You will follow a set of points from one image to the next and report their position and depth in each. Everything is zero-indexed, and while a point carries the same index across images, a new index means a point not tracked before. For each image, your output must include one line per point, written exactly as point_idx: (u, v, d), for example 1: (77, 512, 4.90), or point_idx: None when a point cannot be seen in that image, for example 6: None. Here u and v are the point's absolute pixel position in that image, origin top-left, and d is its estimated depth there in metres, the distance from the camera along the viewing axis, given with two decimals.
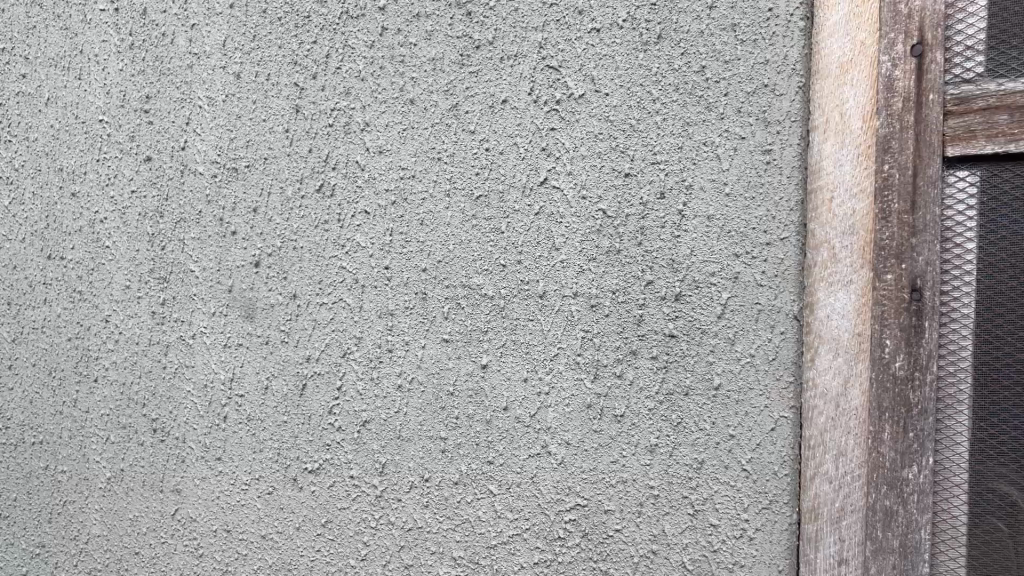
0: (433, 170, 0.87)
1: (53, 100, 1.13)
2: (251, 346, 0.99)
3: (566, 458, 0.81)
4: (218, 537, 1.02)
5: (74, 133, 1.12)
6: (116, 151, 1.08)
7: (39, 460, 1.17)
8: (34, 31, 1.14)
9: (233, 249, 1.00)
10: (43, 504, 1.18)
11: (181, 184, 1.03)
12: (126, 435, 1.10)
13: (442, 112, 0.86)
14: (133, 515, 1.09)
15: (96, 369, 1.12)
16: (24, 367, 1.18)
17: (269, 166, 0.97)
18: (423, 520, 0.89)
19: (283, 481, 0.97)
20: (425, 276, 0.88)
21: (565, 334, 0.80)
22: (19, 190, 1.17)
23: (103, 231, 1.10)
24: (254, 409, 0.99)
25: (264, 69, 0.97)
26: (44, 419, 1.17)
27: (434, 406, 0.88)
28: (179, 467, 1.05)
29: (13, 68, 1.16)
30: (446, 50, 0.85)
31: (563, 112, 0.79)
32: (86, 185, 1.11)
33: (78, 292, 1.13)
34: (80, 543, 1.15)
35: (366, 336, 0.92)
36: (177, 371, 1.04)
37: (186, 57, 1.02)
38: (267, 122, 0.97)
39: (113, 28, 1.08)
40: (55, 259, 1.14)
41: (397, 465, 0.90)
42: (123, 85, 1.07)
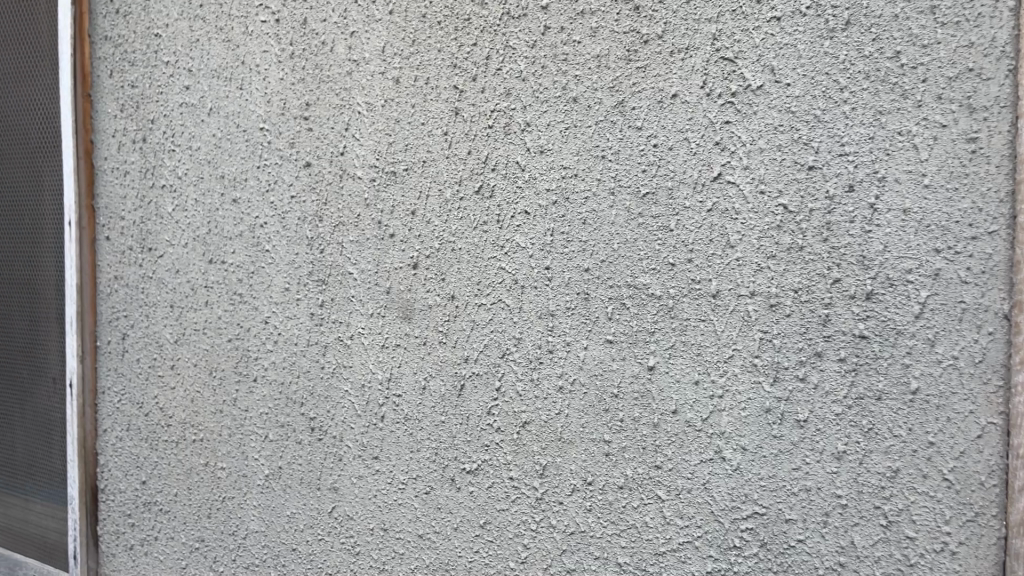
0: (596, 169, 0.84)
1: (216, 110, 1.18)
2: (409, 347, 1.00)
3: (742, 464, 0.77)
4: (375, 535, 1.03)
5: (236, 141, 1.16)
6: (276, 158, 1.12)
7: (200, 456, 1.22)
8: (198, 44, 1.19)
9: (392, 251, 1.01)
10: (204, 499, 1.21)
11: (341, 189, 1.06)
12: (284, 434, 1.12)
13: (606, 109, 0.84)
14: (291, 511, 1.12)
15: (255, 369, 1.15)
16: (186, 366, 1.24)
17: (428, 169, 0.98)
18: (586, 524, 0.86)
19: (441, 481, 0.97)
20: (588, 276, 0.85)
21: (741, 335, 0.77)
22: (182, 197, 1.23)
23: (263, 235, 1.14)
24: (412, 409, 1.00)
25: (423, 73, 0.97)
26: (204, 417, 1.21)
27: (597, 408, 0.85)
28: (336, 465, 1.07)
29: (178, 81, 1.22)
30: (612, 46, 0.83)
31: (740, 105, 0.76)
32: (247, 191, 1.15)
33: (238, 295, 1.17)
34: (238, 538, 1.17)
35: (525, 338, 0.90)
36: (336, 371, 1.07)
37: (345, 64, 1.04)
38: (426, 126, 0.98)
39: (274, 38, 1.11)
40: (216, 263, 1.19)
41: (558, 467, 0.88)
42: (283, 94, 1.11)
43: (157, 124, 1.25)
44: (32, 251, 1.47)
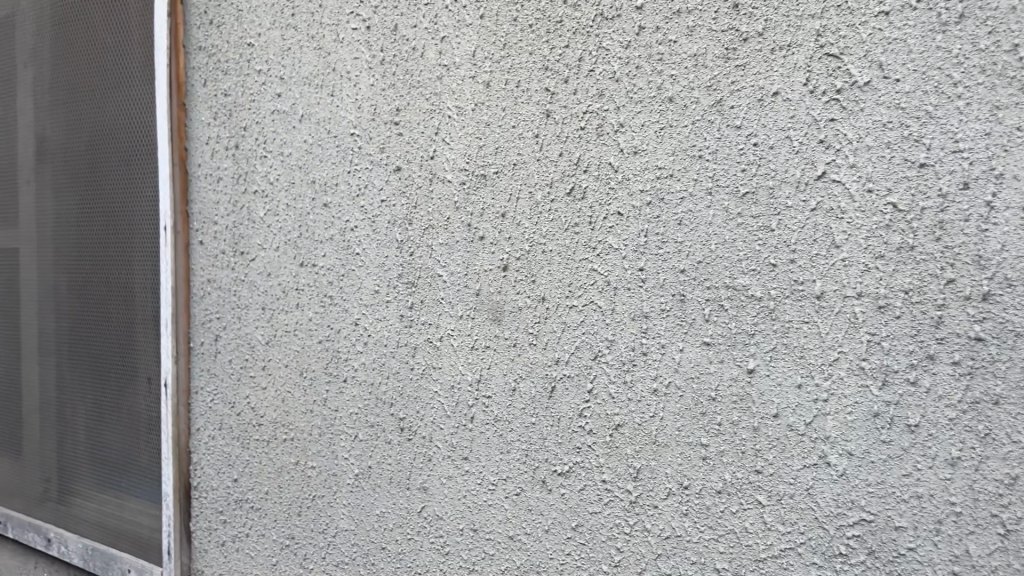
0: (693, 169, 0.83)
1: (307, 117, 1.21)
2: (499, 348, 1.00)
3: (848, 470, 0.75)
4: (465, 536, 1.03)
5: (327, 147, 1.18)
6: (366, 162, 1.13)
7: (291, 455, 1.24)
8: (290, 53, 1.22)
9: (481, 253, 1.01)
10: (294, 498, 1.24)
11: (431, 193, 1.07)
12: (374, 433, 1.14)
13: (704, 108, 0.83)
14: (380, 510, 1.13)
15: (345, 370, 1.18)
16: (277, 367, 1.27)
17: (518, 171, 0.97)
18: (682, 529, 0.85)
19: (531, 483, 0.97)
20: (684, 277, 0.84)
21: (847, 338, 0.75)
22: (273, 202, 1.26)
23: (353, 238, 1.16)
24: (502, 411, 0.99)
25: (514, 76, 0.97)
26: (295, 416, 1.24)
27: (694, 411, 0.84)
28: (426, 465, 1.08)
29: (269, 88, 1.25)
30: (709, 45, 0.82)
31: (846, 102, 0.75)
32: (338, 196, 1.18)
33: (329, 297, 1.19)
34: (328, 536, 1.19)
35: (618, 340, 0.89)
36: (425, 372, 1.08)
37: (435, 69, 1.05)
38: (516, 129, 0.97)
39: (365, 45, 1.13)
40: (307, 266, 1.22)
41: (652, 471, 0.87)
42: (374, 99, 1.12)
43: (249, 131, 1.29)
44: (127, 255, 1.53)
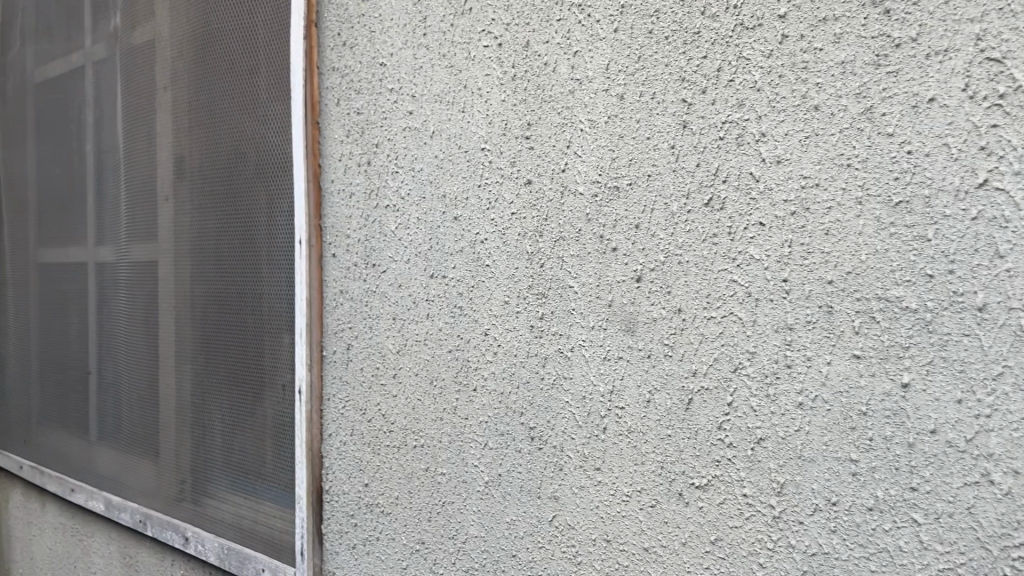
0: (841, 177, 0.82)
1: (439, 133, 1.23)
2: (632, 359, 0.99)
3: (1014, 489, 0.72)
4: (598, 546, 1.03)
5: (457, 162, 1.21)
6: (497, 176, 1.15)
7: (421, 461, 1.28)
8: (422, 71, 1.25)
9: (613, 265, 1.01)
10: (424, 504, 1.27)
11: (562, 205, 1.07)
12: (504, 442, 1.15)
13: (852, 116, 0.81)
14: (510, 518, 1.14)
15: (475, 379, 1.19)
16: (408, 375, 1.30)
17: (653, 182, 0.97)
18: (830, 545, 0.83)
19: (667, 495, 0.96)
20: (832, 289, 0.83)
21: (1012, 352, 0.72)
22: (404, 216, 1.30)
23: (483, 250, 1.18)
24: (635, 422, 0.99)
25: (649, 88, 0.97)
26: (426, 424, 1.27)
27: (842, 426, 0.82)
28: (557, 475, 1.08)
29: (401, 106, 1.29)
30: (859, 52, 0.81)
31: (1009, 107, 0.72)
32: (468, 209, 1.20)
33: (459, 307, 1.22)
34: (458, 542, 1.21)
35: (761, 351, 0.88)
36: (556, 382, 1.08)
37: (568, 83, 1.05)
38: (651, 140, 0.97)
39: (496, 61, 1.14)
40: (438, 278, 1.25)
41: (797, 486, 0.85)
42: (504, 114, 1.13)
43: (381, 148, 1.33)
44: (263, 268, 1.60)
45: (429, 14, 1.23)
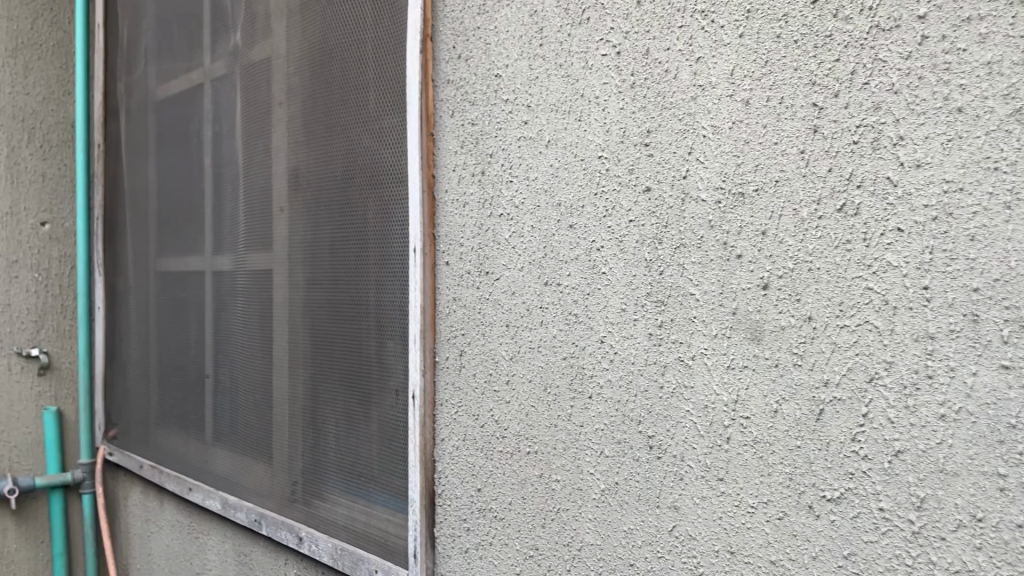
0: (988, 181, 0.79)
1: (554, 141, 1.24)
2: (758, 368, 0.97)
3: None
4: (720, 558, 1.02)
5: (573, 170, 1.21)
6: (615, 184, 1.14)
7: (535, 468, 1.28)
8: (537, 81, 1.26)
9: (738, 272, 0.99)
10: (538, 510, 1.27)
11: (683, 212, 1.06)
12: (620, 450, 1.14)
13: (1000, 117, 0.78)
14: (628, 527, 1.13)
15: (591, 387, 1.19)
16: (521, 383, 1.31)
17: (781, 188, 0.95)
18: (975, 564, 0.79)
19: (797, 507, 0.94)
20: (977, 297, 0.80)
21: None
22: (518, 225, 1.31)
23: (599, 258, 1.17)
24: (762, 432, 0.97)
25: (777, 93, 0.96)
26: (540, 430, 1.27)
27: (990, 439, 0.79)
28: (677, 484, 1.07)
29: (516, 116, 1.30)
30: (1007, 52, 0.78)
31: None
32: (583, 217, 1.19)
33: (573, 315, 1.21)
34: (573, 549, 1.21)
35: (898, 361, 0.85)
36: (675, 391, 1.07)
37: (690, 90, 1.05)
38: (779, 145, 0.95)
39: (614, 70, 1.14)
40: (552, 285, 1.25)
41: (939, 500, 0.82)
42: (622, 122, 1.13)
43: (495, 157, 1.35)
44: (376, 276, 1.65)
45: (545, 24, 1.24)
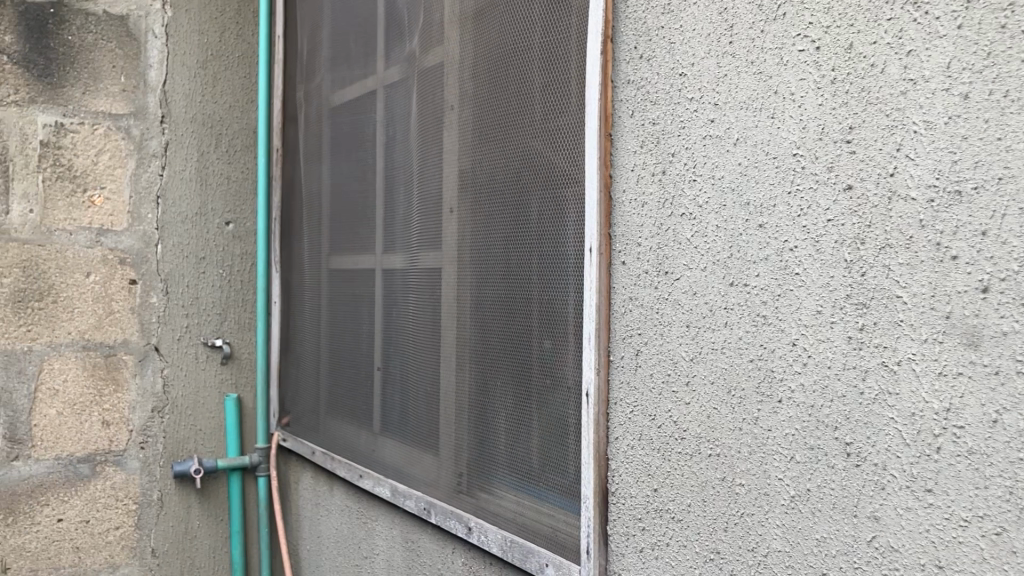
0: None
1: (743, 140, 1.21)
2: (975, 376, 0.93)
3: None
4: (927, 572, 0.97)
5: (765, 168, 1.18)
6: (811, 183, 1.11)
7: (716, 471, 1.26)
8: (726, 79, 1.24)
9: (954, 274, 0.95)
10: (720, 512, 1.26)
11: (889, 211, 1.02)
12: (814, 456, 1.11)
13: None
14: (820, 535, 1.10)
15: (780, 391, 1.16)
16: (701, 384, 1.29)
17: (1006, 186, 0.90)
18: None
19: (1017, 524, 0.89)
20: None
21: None
22: (701, 224, 1.29)
23: (792, 258, 1.14)
24: (978, 443, 0.92)
25: (1001, 85, 0.91)
26: (722, 433, 1.25)
27: None
28: (878, 494, 1.03)
29: (703, 115, 1.29)
30: None
31: None
32: (775, 217, 1.16)
33: (762, 317, 1.18)
34: (759, 555, 1.19)
35: None
36: (878, 397, 1.03)
37: (899, 84, 1.01)
38: (1004, 141, 0.91)
39: (813, 65, 1.11)
40: (738, 286, 1.22)
41: None
42: (821, 119, 1.10)
43: (677, 156, 1.33)
44: (535, 274, 1.72)
45: (736, 21, 1.23)
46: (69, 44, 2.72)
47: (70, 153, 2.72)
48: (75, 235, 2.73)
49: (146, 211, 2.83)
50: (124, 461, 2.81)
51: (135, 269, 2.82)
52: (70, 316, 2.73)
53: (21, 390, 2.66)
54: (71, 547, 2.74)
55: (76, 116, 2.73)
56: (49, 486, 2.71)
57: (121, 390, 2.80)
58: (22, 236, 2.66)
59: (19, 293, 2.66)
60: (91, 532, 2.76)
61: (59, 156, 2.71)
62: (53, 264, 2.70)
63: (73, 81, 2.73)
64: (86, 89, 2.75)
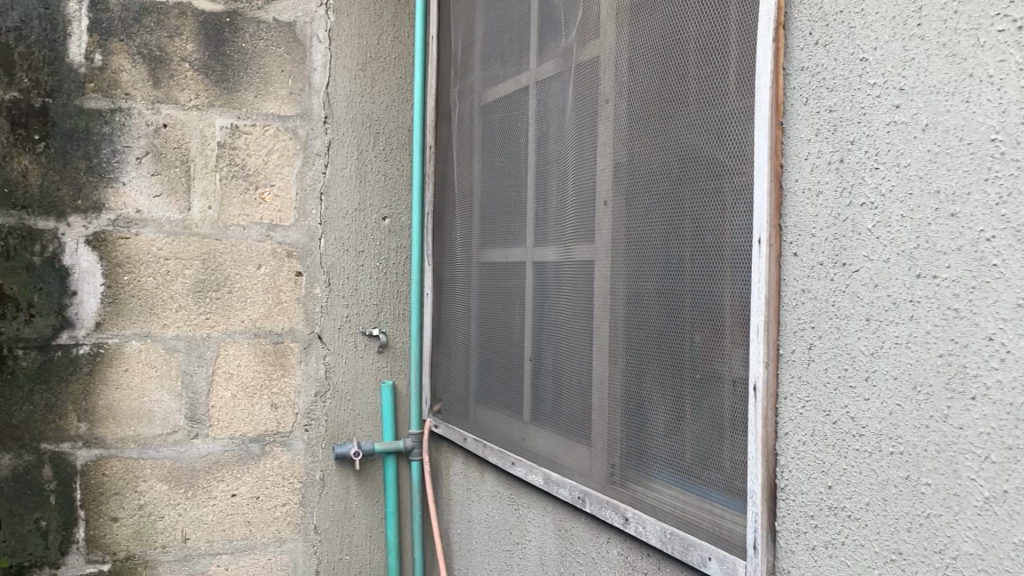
0: None
1: (933, 126, 1.17)
2: None
3: None
4: None
5: (958, 154, 1.13)
6: (1012, 169, 1.06)
7: (899, 469, 1.22)
8: (913, 63, 1.20)
9: None
10: (903, 512, 1.22)
11: None
12: (1011, 457, 1.06)
13: None
14: (1018, 539, 1.05)
15: (974, 387, 1.11)
16: (883, 379, 1.25)
17: None
18: None
19: None
20: None
21: None
22: (884, 214, 1.25)
23: (989, 249, 1.09)
24: None
25: None
26: (906, 431, 1.21)
27: None
28: None
29: (887, 100, 1.24)
30: None
31: None
32: (969, 205, 1.12)
33: (953, 310, 1.14)
34: (947, 557, 1.14)
35: None
36: None
37: None
38: None
39: (1015, 46, 1.06)
40: (926, 278, 1.18)
41: None
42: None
43: (857, 144, 1.29)
44: (688, 268, 1.72)
45: (926, 3, 1.18)
46: (244, 50, 2.91)
47: (244, 153, 2.92)
48: (248, 230, 2.93)
49: (311, 207, 3.01)
50: (290, 443, 2.99)
51: (300, 262, 2.99)
52: (243, 305, 2.92)
53: (200, 372, 2.87)
54: (243, 521, 2.94)
55: (248, 118, 2.92)
56: (225, 463, 2.91)
57: (288, 375, 2.99)
58: (202, 231, 2.86)
59: (199, 283, 2.86)
60: (260, 508, 2.96)
61: (234, 155, 2.91)
62: (229, 257, 2.90)
63: (246, 85, 2.92)
64: (258, 92, 2.93)
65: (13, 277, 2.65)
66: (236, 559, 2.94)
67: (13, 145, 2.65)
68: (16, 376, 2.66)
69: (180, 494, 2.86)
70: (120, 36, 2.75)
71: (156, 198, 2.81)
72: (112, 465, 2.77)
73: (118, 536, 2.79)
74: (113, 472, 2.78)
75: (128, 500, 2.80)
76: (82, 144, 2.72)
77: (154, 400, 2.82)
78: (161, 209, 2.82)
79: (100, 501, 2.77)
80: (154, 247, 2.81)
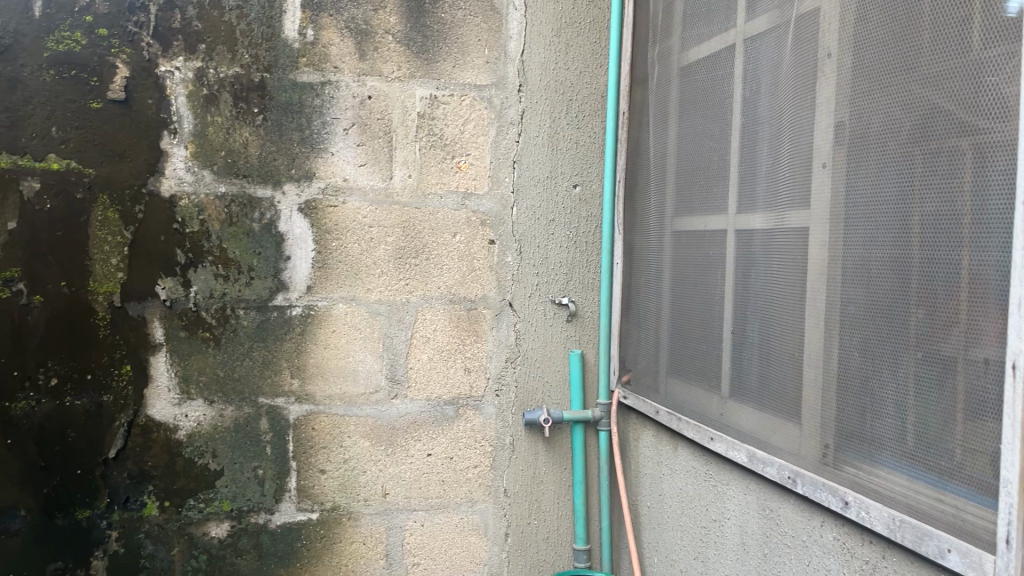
0: None
1: None
2: None
3: None
4: None
5: None
6: None
7: None
8: None
9: None
10: None
11: None
12: None
13: None
14: None
15: None
16: None
17: None
18: None
19: None
20: None
21: None
22: None
23: None
24: None
25: None
26: None
27: None
28: None
29: None
30: None
31: None
32: None
33: None
34: None
35: None
36: None
37: None
38: None
39: None
40: None
41: None
42: None
43: None
44: (922, 236, 1.57)
45: None
46: (443, 21, 2.96)
47: (442, 123, 2.98)
48: (445, 199, 2.99)
49: (503, 176, 3.04)
50: (482, 407, 3.06)
51: (493, 230, 3.03)
52: (440, 272, 3.00)
53: (400, 335, 2.98)
54: (438, 480, 3.04)
55: (447, 88, 2.98)
56: (422, 423, 3.02)
57: (480, 340, 3.05)
58: (403, 199, 2.95)
59: (400, 250, 2.96)
60: (455, 468, 3.05)
61: (433, 126, 2.98)
62: (427, 225, 2.98)
63: (445, 55, 2.97)
64: (456, 62, 2.98)
65: (235, 242, 2.85)
66: (432, 517, 3.05)
67: (235, 118, 2.84)
68: (238, 334, 2.87)
69: (381, 451, 2.99)
70: (329, 12, 2.87)
71: (362, 168, 2.93)
72: (321, 420, 2.94)
73: (325, 487, 2.96)
74: (321, 427, 2.95)
75: (334, 453, 2.96)
76: (296, 117, 2.87)
77: (358, 360, 2.96)
78: (366, 178, 2.93)
79: (309, 453, 2.94)
80: (359, 215, 2.93)
